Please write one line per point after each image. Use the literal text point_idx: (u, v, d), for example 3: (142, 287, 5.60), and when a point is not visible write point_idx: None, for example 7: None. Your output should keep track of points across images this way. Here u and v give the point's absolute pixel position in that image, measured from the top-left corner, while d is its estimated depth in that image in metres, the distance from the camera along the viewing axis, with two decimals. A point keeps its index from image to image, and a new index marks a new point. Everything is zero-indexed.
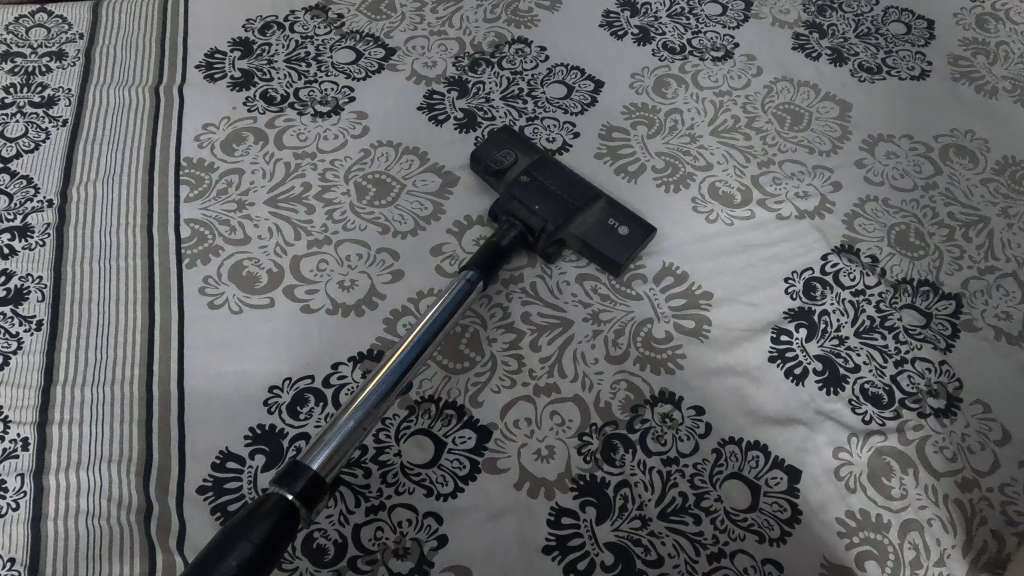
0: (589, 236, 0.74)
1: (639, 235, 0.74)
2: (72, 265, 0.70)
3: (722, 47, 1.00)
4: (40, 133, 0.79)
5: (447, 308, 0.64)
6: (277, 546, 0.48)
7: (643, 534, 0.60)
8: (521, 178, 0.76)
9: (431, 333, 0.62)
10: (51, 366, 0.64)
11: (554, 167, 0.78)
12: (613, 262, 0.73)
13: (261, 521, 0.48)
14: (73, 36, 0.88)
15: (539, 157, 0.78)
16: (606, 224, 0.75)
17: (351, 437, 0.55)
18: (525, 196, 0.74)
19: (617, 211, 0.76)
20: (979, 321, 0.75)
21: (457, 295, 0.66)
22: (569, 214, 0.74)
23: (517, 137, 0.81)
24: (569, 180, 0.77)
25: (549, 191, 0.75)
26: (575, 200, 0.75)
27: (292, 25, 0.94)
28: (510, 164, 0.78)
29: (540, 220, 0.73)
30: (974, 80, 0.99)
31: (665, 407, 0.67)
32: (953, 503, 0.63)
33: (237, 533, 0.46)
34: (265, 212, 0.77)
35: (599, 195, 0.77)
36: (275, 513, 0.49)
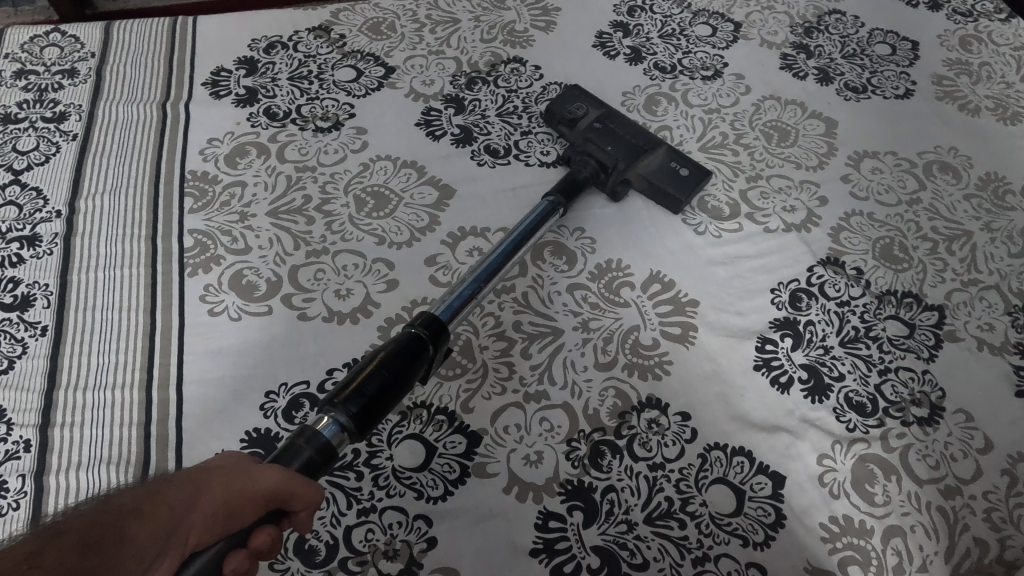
0: (654, 175, 0.84)
1: (698, 177, 0.85)
2: (79, 273, 0.72)
3: (711, 66, 1.03)
4: (51, 146, 0.82)
5: (536, 216, 0.77)
6: (412, 373, 0.59)
7: (629, 537, 0.61)
8: (594, 126, 0.87)
9: (525, 234, 0.75)
10: (54, 369, 0.66)
11: (622, 119, 0.88)
12: (675, 198, 0.83)
13: (401, 351, 0.59)
14: (85, 54, 0.92)
15: (607, 110, 0.89)
16: (669, 167, 0.85)
17: (467, 300, 0.68)
18: (599, 139, 0.85)
19: (677, 156, 0.86)
20: (962, 332, 0.77)
21: (543, 210, 0.78)
22: (639, 154, 0.84)
23: (587, 95, 0.91)
24: (634, 131, 0.87)
25: (619, 136, 0.86)
26: (643, 144, 0.86)
27: (295, 44, 0.98)
28: (582, 115, 0.88)
29: (612, 158, 0.84)
30: (958, 99, 1.01)
31: (652, 413, 0.68)
32: (936, 510, 0.64)
33: (385, 358, 0.58)
34: (266, 223, 0.79)
35: (661, 143, 0.87)
36: (412, 346, 0.60)
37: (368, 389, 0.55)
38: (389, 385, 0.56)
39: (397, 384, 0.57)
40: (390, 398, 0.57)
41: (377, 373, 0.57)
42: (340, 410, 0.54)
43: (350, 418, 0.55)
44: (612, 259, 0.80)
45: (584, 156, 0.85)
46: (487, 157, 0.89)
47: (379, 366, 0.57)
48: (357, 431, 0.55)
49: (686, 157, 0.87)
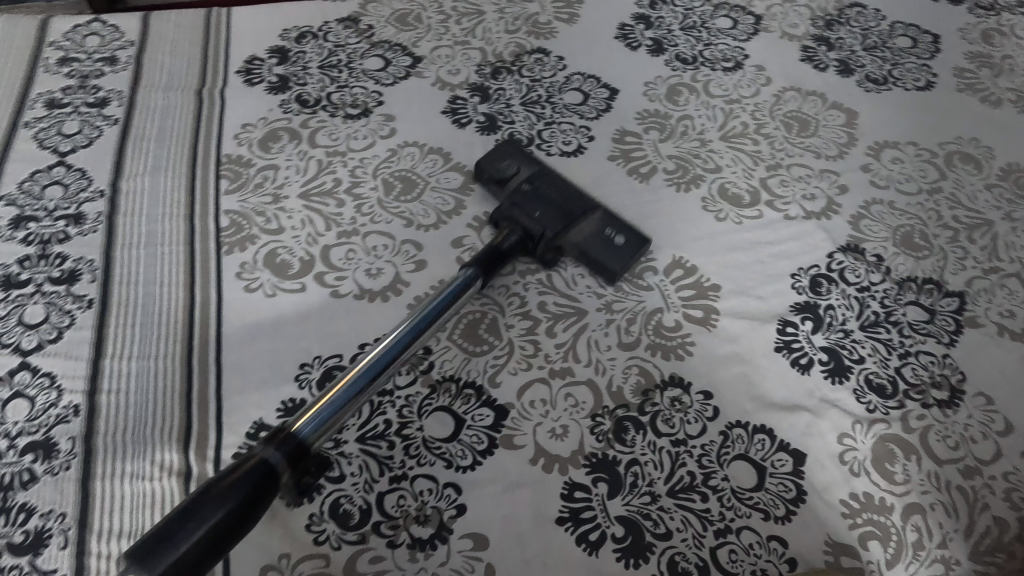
0: (585, 243, 0.77)
1: (634, 245, 0.78)
2: (122, 250, 0.75)
3: (732, 58, 1.04)
4: (94, 130, 0.85)
5: (441, 302, 0.68)
6: (255, 509, 0.50)
7: (653, 509, 0.62)
8: (522, 188, 0.81)
9: (425, 322, 0.67)
10: (100, 340, 0.69)
11: (554, 180, 0.82)
12: (607, 269, 0.76)
13: (241, 484, 0.50)
14: (125, 43, 0.95)
15: (540, 171, 0.83)
16: (603, 234, 0.78)
17: (340, 410, 0.60)
18: (525, 204, 0.79)
19: (613, 221, 0.80)
20: (982, 318, 0.77)
21: (454, 289, 0.70)
22: (567, 222, 0.78)
23: (521, 153, 0.85)
24: (569, 193, 0.81)
25: (549, 200, 0.80)
26: (574, 211, 0.79)
27: (325, 34, 1.01)
28: (512, 175, 0.83)
29: (539, 226, 0.77)
30: (979, 91, 1.02)
31: (674, 391, 0.70)
32: (956, 490, 0.65)
33: (218, 492, 0.49)
34: (299, 205, 0.82)
35: (597, 207, 0.81)
36: (255, 476, 0.52)
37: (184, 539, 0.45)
38: (214, 532, 0.47)
39: (233, 524, 0.48)
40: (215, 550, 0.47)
41: (203, 513, 0.47)
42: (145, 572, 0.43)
43: None
44: None
45: (511, 222, 0.78)
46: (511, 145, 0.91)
47: (207, 504, 0.48)
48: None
49: (623, 222, 0.80)
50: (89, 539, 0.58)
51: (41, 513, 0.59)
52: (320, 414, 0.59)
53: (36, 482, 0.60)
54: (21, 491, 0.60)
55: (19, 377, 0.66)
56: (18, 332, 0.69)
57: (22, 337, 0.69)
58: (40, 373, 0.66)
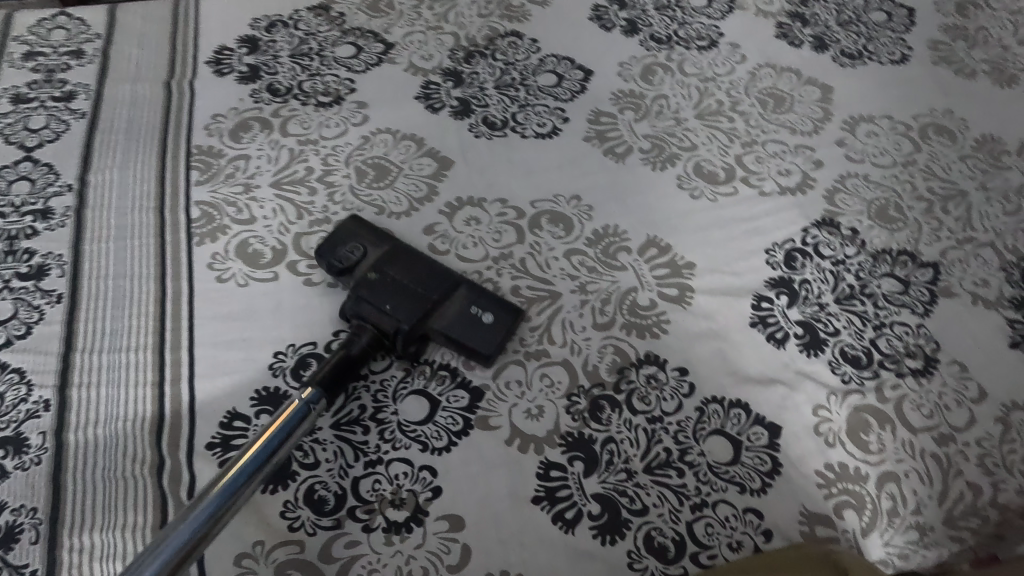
0: (451, 328, 0.68)
1: (505, 322, 0.69)
2: (92, 243, 0.75)
3: (707, 36, 1.04)
4: (61, 124, 0.84)
5: (275, 436, 0.56)
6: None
7: (629, 485, 0.62)
8: (369, 275, 0.69)
9: (252, 468, 0.53)
10: (71, 334, 0.68)
11: (404, 258, 0.71)
12: (480, 354, 0.67)
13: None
14: (92, 36, 0.94)
15: (387, 249, 0.72)
16: (468, 314, 0.69)
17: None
18: (374, 295, 0.67)
19: (479, 297, 0.70)
20: (957, 288, 0.78)
21: (290, 422, 0.57)
22: (426, 308, 0.67)
23: (363, 228, 0.74)
24: (421, 271, 0.70)
25: (400, 286, 0.68)
26: (432, 292, 0.69)
27: (295, 23, 0.99)
28: (357, 261, 0.71)
29: (394, 321, 0.66)
30: (953, 63, 1.02)
31: (650, 368, 0.70)
32: (930, 457, 0.66)
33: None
34: (271, 194, 0.81)
35: (459, 282, 0.71)
36: None
37: None
38: None
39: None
40: None
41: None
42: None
43: None
44: (609, 225, 0.82)
45: (359, 320, 0.67)
46: (485, 129, 0.90)
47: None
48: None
49: (489, 295, 0.70)
50: (61, 534, 0.57)
51: (11, 508, 0.58)
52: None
53: (7, 478, 0.60)
54: None
55: None
56: None
57: None
58: (10, 368, 0.66)
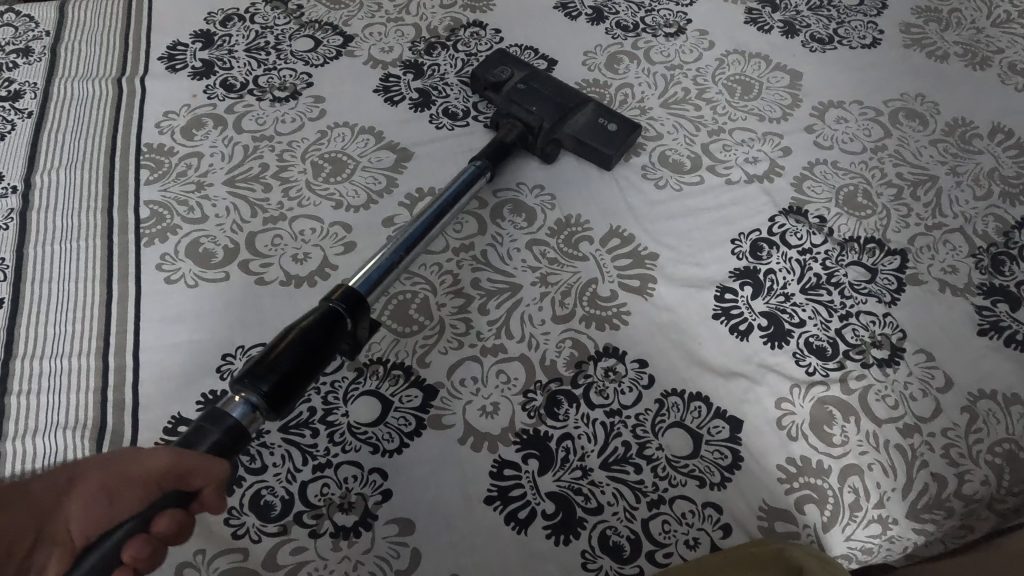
0: (581, 132, 0.83)
1: (626, 131, 0.83)
2: (34, 247, 0.73)
3: (675, 23, 1.01)
4: (6, 125, 0.82)
5: (462, 182, 0.76)
6: (325, 348, 0.57)
7: (584, 483, 0.61)
8: (518, 87, 0.84)
9: (447, 203, 0.74)
10: (11, 340, 0.66)
11: (545, 79, 0.86)
12: (602, 153, 0.81)
13: (316, 325, 0.57)
14: (40, 33, 0.91)
15: (532, 72, 0.87)
16: (597, 122, 0.84)
17: (386, 274, 0.66)
18: (523, 100, 0.83)
19: (606, 112, 0.85)
20: (925, 275, 0.76)
21: (467, 178, 0.76)
22: (565, 112, 0.83)
23: (511, 57, 0.89)
24: (561, 89, 0.85)
25: (544, 95, 0.84)
26: (570, 102, 0.84)
27: (252, 16, 0.97)
28: (507, 78, 0.86)
29: (537, 119, 0.82)
30: (925, 46, 1.00)
31: (610, 361, 0.68)
32: (894, 449, 0.64)
33: (301, 333, 0.56)
34: (223, 192, 0.79)
35: (590, 101, 0.86)
36: (333, 318, 0.58)
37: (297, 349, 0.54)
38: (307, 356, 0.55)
39: (317, 353, 0.56)
40: (309, 371, 0.55)
41: (292, 348, 0.54)
42: (252, 390, 0.52)
43: (263, 397, 0.52)
44: (572, 216, 0.80)
45: (512, 119, 0.83)
46: (446, 120, 0.88)
47: (291, 343, 0.55)
48: (272, 410, 0.53)
49: (614, 111, 0.85)
50: None
51: None
52: (370, 277, 0.65)
53: None
54: None
55: None
56: None
57: None
58: None
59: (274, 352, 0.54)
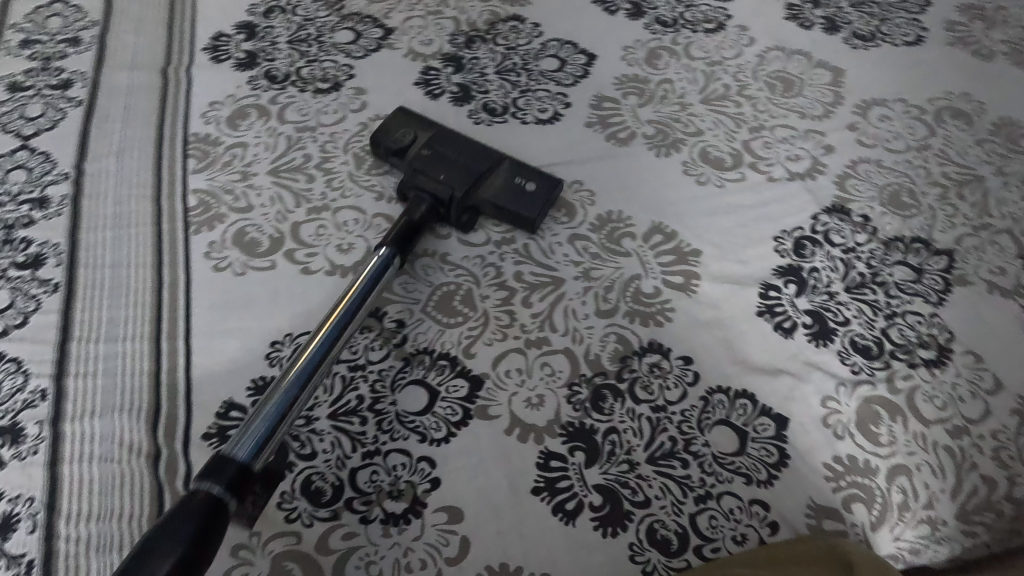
0: (496, 198, 0.76)
1: (547, 188, 0.77)
2: (88, 232, 0.74)
3: (714, 19, 1.01)
4: (58, 112, 0.84)
5: (366, 285, 0.65)
6: (208, 538, 0.46)
7: (631, 477, 0.61)
8: (422, 152, 0.77)
9: (350, 314, 0.63)
10: (67, 323, 0.68)
11: (452, 140, 0.79)
12: (525, 218, 0.75)
13: (189, 517, 0.46)
14: (89, 24, 0.93)
15: (437, 132, 0.80)
16: (513, 183, 0.77)
17: (280, 423, 0.55)
18: (428, 168, 0.75)
19: (523, 169, 0.78)
20: (972, 276, 0.75)
21: (373, 276, 0.66)
22: (475, 178, 0.76)
23: (414, 117, 0.81)
24: (471, 149, 0.78)
25: (452, 160, 0.76)
26: (480, 165, 0.77)
27: (294, 8, 0.98)
28: (410, 143, 0.79)
29: (446, 189, 0.74)
30: (970, 44, 0.99)
31: (654, 357, 0.68)
32: (943, 450, 0.64)
33: (170, 527, 0.44)
34: (268, 181, 0.80)
35: (502, 159, 0.79)
36: (212, 500, 0.48)
37: (167, 554, 0.43)
38: (181, 557, 0.43)
39: (197, 547, 0.44)
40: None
41: (160, 550, 0.43)
42: None
43: None
44: (613, 211, 0.80)
45: (418, 192, 0.74)
46: (485, 115, 0.88)
47: (155, 545, 0.43)
48: None
49: (530, 168, 0.79)
50: (57, 524, 0.57)
51: (9, 498, 0.58)
52: (262, 431, 0.54)
53: (4, 468, 0.60)
54: None
55: None
56: None
57: None
58: (8, 358, 0.66)
59: (140, 561, 0.42)
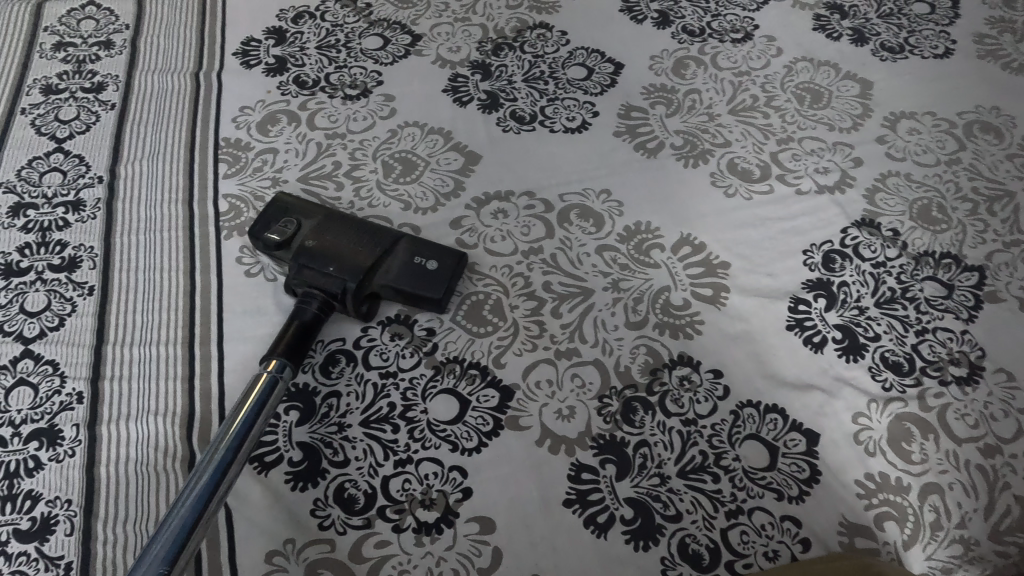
0: (396, 281, 0.69)
1: (449, 265, 0.70)
2: (122, 236, 0.75)
3: (741, 28, 1.01)
4: (91, 116, 0.84)
5: (252, 411, 0.57)
6: None
7: (662, 490, 0.61)
8: (306, 244, 0.69)
9: (233, 452, 0.55)
10: (102, 327, 0.68)
11: (340, 225, 0.71)
12: (432, 298, 0.69)
13: None
14: (120, 27, 0.94)
15: (322, 218, 0.71)
16: (412, 263, 0.70)
17: None
18: (315, 261, 0.67)
19: (421, 246, 0.71)
20: (1004, 293, 0.75)
21: (261, 397, 0.58)
22: (369, 264, 0.68)
23: (296, 203, 0.73)
24: (361, 233, 0.70)
25: (343, 248, 0.68)
26: (374, 250, 0.69)
27: (322, 14, 0.98)
28: (292, 235, 0.69)
29: (337, 283, 0.66)
30: (1000, 57, 0.98)
31: (684, 370, 0.68)
32: (975, 468, 0.63)
33: None
34: (299, 187, 0.81)
35: (398, 237, 0.71)
36: None
37: None
38: None
39: None
40: None
41: None
42: None
43: None
44: (641, 222, 0.80)
45: (306, 288, 0.67)
46: (513, 123, 0.88)
47: None
48: None
49: (428, 243, 0.72)
50: (94, 527, 0.57)
51: (47, 500, 0.59)
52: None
53: (41, 469, 0.60)
54: (26, 478, 0.60)
55: (23, 365, 0.66)
56: (20, 320, 0.69)
57: (25, 325, 0.68)
58: (44, 360, 0.66)
59: None
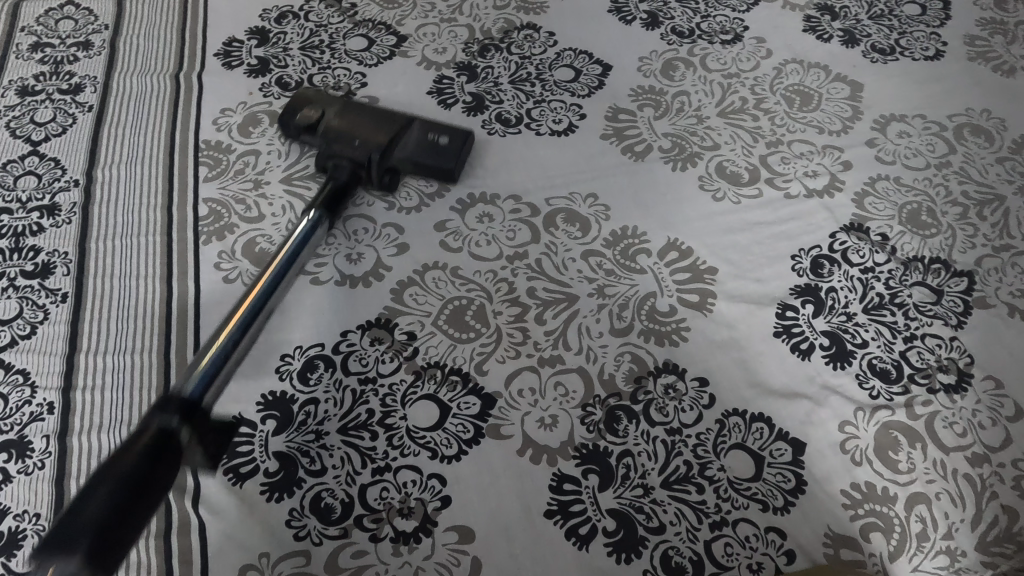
0: (415, 155, 0.79)
1: (460, 141, 0.81)
2: (97, 242, 0.73)
3: (731, 30, 1.00)
4: (68, 118, 0.83)
5: (297, 242, 0.69)
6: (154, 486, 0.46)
7: (645, 501, 0.60)
8: (332, 124, 0.78)
9: (282, 269, 0.67)
10: (75, 335, 0.67)
11: (360, 108, 0.80)
12: (446, 168, 0.79)
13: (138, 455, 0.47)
14: (98, 27, 0.92)
15: (344, 103, 0.80)
16: (426, 140, 0.80)
17: (227, 360, 0.58)
18: (342, 138, 0.77)
19: (432, 126, 0.81)
20: (993, 298, 0.74)
21: (303, 235, 0.70)
22: (389, 137, 0.78)
23: (319, 95, 0.82)
24: (379, 113, 0.80)
25: (364, 125, 0.78)
26: (391, 128, 0.79)
27: (306, 14, 0.97)
28: (318, 119, 0.79)
29: (364, 153, 0.76)
30: (991, 59, 0.97)
31: (669, 377, 0.67)
32: (962, 478, 0.63)
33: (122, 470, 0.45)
34: (280, 190, 0.79)
35: (412, 118, 0.81)
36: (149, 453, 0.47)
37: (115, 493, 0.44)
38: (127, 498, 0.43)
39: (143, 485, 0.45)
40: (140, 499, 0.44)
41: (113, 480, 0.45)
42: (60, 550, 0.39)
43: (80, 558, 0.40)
44: (627, 226, 0.79)
45: (336, 159, 0.76)
46: (498, 126, 0.87)
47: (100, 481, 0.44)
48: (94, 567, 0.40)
49: (439, 123, 0.82)
50: None
51: (14, 514, 0.57)
52: (184, 401, 0.53)
53: (8, 483, 0.59)
54: None
55: None
56: None
57: None
58: (14, 370, 0.65)
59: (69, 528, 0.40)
